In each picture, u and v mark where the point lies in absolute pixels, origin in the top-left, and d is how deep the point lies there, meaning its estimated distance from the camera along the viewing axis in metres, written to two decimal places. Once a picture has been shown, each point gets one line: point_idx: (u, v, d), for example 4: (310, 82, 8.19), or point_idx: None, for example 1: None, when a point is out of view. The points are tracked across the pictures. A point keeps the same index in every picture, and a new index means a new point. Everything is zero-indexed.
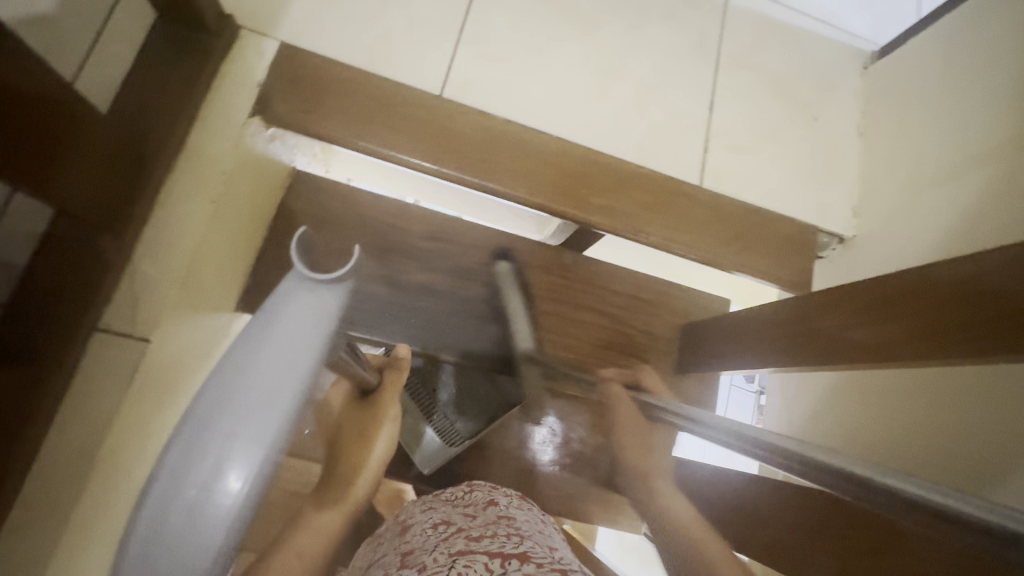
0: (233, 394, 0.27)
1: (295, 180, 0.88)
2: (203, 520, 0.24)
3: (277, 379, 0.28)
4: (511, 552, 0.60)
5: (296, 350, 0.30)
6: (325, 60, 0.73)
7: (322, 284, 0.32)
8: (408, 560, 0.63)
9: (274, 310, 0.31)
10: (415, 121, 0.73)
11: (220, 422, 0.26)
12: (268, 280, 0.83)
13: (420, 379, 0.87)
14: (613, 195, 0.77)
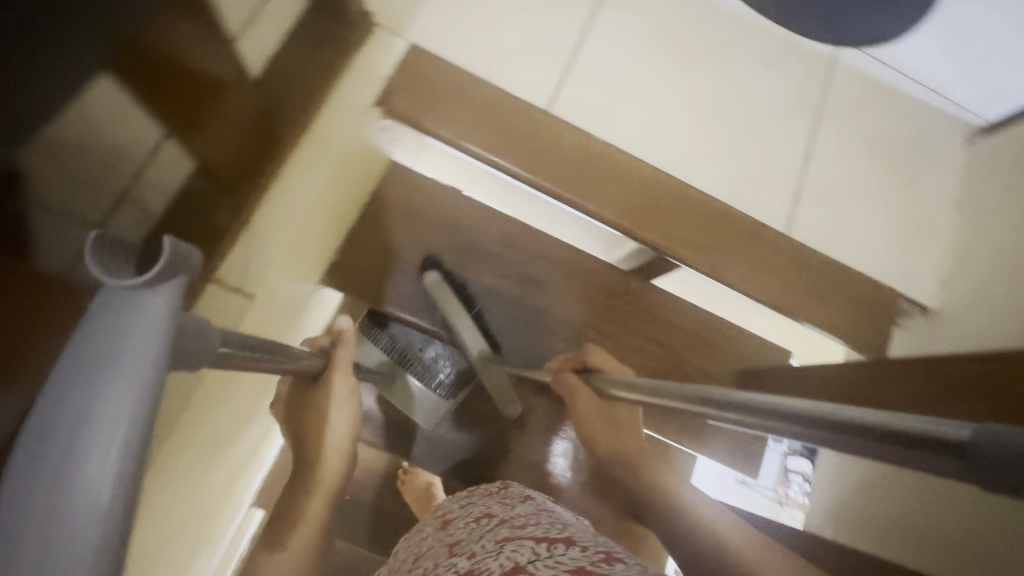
0: (40, 483, 0.17)
1: (388, 170, 0.92)
2: None
3: (111, 444, 0.17)
4: (557, 536, 0.60)
5: (132, 376, 0.19)
6: (444, 64, 0.77)
7: (144, 280, 0.20)
8: (456, 550, 0.65)
9: (93, 329, 0.19)
10: (518, 132, 0.77)
11: (28, 508, 0.16)
12: None
13: (400, 345, 0.91)
14: (696, 230, 0.78)
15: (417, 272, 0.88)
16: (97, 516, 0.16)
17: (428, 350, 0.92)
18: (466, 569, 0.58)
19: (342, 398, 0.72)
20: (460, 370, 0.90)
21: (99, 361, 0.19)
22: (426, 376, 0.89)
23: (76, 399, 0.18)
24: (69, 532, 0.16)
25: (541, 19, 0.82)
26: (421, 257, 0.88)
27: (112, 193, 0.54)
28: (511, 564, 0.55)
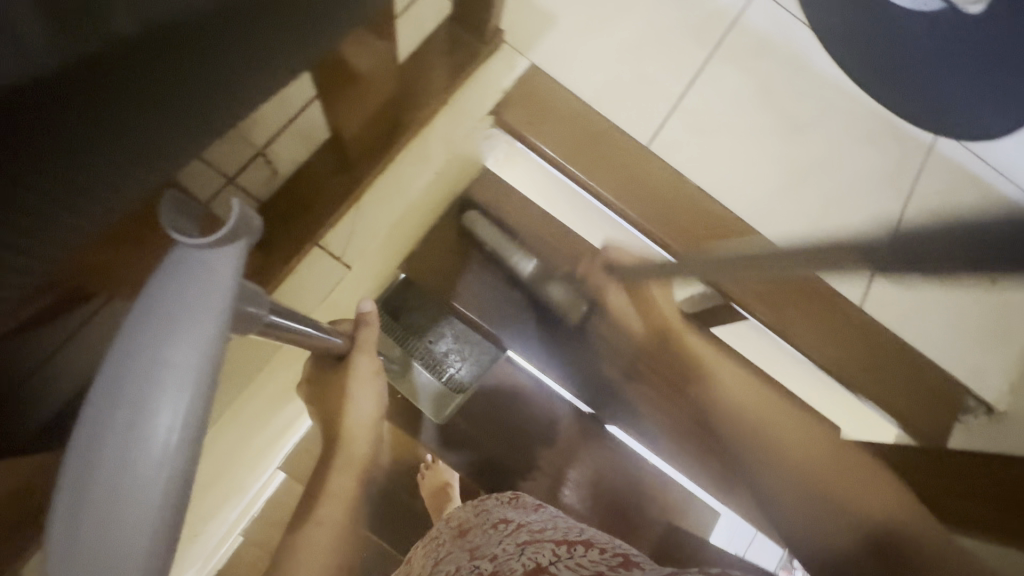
0: (128, 391, 0.24)
1: (480, 174, 0.97)
2: (125, 505, 0.22)
3: (183, 367, 0.25)
4: (575, 539, 0.62)
5: (198, 315, 0.26)
6: (559, 89, 0.82)
7: (215, 241, 0.28)
8: (477, 552, 0.66)
9: (163, 277, 0.27)
10: (616, 161, 0.82)
11: (120, 404, 0.23)
12: (431, 249, 0.97)
13: (413, 335, 0.99)
14: (770, 285, 0.81)
15: (494, 280, 0.98)
16: (177, 407, 0.24)
17: (439, 344, 1.00)
18: (489, 571, 0.59)
19: (366, 379, 0.72)
20: (471, 365, 1.02)
21: (171, 305, 0.26)
22: (437, 369, 1.00)
23: (144, 334, 0.25)
24: (157, 428, 0.23)
25: (655, 60, 0.87)
26: (500, 267, 0.99)
27: (253, 147, 0.62)
28: (533, 564, 0.56)
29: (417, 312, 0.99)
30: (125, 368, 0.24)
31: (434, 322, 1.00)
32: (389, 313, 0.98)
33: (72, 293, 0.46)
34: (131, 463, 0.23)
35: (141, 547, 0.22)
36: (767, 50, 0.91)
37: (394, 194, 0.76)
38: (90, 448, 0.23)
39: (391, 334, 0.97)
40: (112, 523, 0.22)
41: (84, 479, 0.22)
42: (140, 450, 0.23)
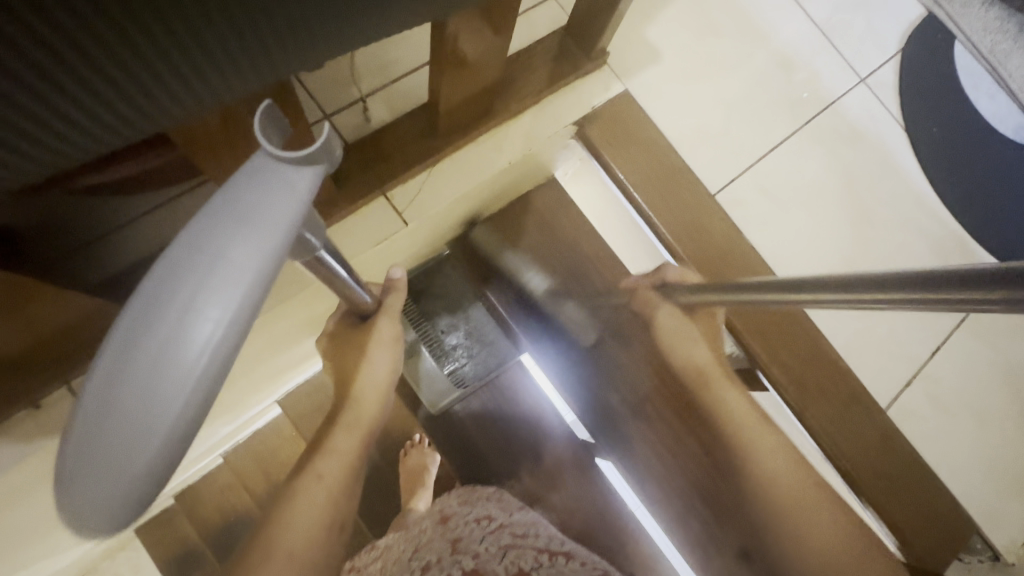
0: (186, 279, 0.25)
1: (547, 182, 1.02)
2: (165, 378, 0.23)
3: (241, 271, 0.26)
4: (555, 549, 0.70)
5: (270, 221, 0.28)
6: (648, 120, 0.85)
7: (298, 158, 0.30)
8: (459, 546, 0.70)
9: (240, 179, 0.28)
10: (682, 201, 0.83)
11: (178, 286, 0.24)
12: (482, 237, 1.02)
13: (427, 321, 1.05)
14: (798, 360, 0.80)
15: (531, 282, 1.01)
16: (230, 305, 0.25)
17: (449, 336, 1.06)
18: (471, 567, 0.64)
19: (386, 344, 0.76)
20: (474, 365, 1.07)
21: (246, 205, 0.27)
22: (443, 357, 1.06)
23: (216, 229, 0.26)
24: (202, 322, 0.24)
25: (743, 119, 0.89)
26: (539, 272, 1.01)
27: (355, 96, 0.74)
28: (516, 568, 0.63)
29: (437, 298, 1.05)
30: (192, 251, 0.26)
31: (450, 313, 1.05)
32: (412, 293, 1.05)
33: (183, 151, 0.51)
34: (172, 347, 0.23)
35: (162, 429, 0.23)
36: (855, 139, 0.92)
37: (465, 169, 0.78)
38: (140, 323, 0.24)
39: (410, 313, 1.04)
40: (143, 399, 0.23)
41: (128, 350, 0.23)
42: (183, 339, 0.24)
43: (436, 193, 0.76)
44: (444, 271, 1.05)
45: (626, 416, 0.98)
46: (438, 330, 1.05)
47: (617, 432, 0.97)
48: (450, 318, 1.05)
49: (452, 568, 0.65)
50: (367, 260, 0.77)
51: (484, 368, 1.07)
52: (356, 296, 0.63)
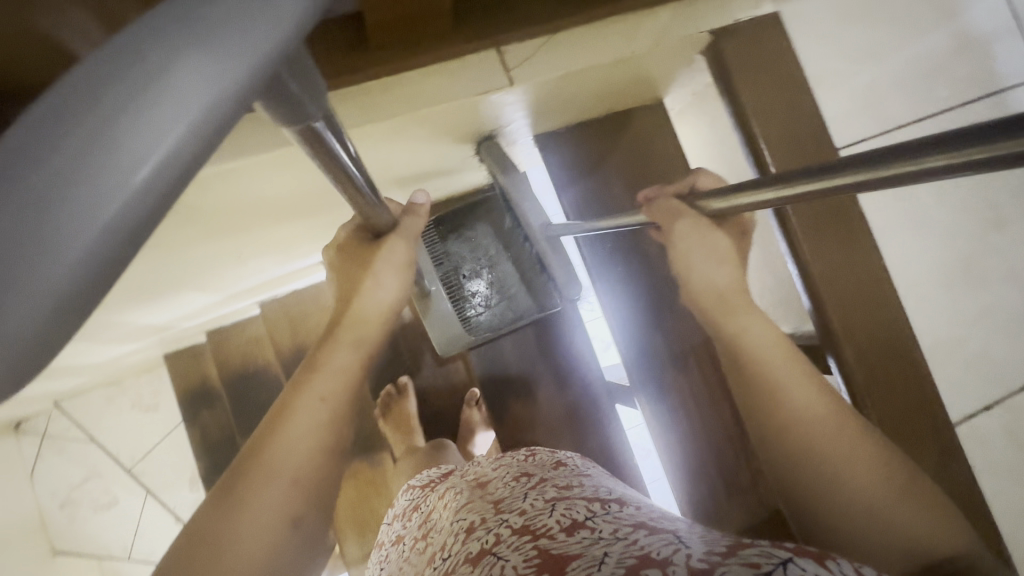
0: (104, 99, 0.17)
1: (656, 104, 0.96)
2: (57, 232, 0.16)
3: (179, 99, 0.18)
4: (603, 498, 0.68)
5: (242, 38, 0.19)
6: (789, 54, 0.78)
7: None
8: (502, 507, 0.70)
9: None
10: (801, 148, 0.78)
11: (86, 111, 0.17)
12: (574, 141, 0.96)
13: (453, 263, 1.10)
14: (876, 347, 0.74)
15: (609, 200, 0.96)
16: (161, 146, 0.17)
17: (471, 282, 1.11)
18: (520, 524, 0.63)
19: (397, 267, 0.68)
20: (491, 315, 1.11)
21: (212, 16, 0.19)
22: (464, 300, 1.10)
23: (156, 44, 0.18)
24: (120, 159, 0.17)
25: (895, 81, 0.80)
26: (619, 194, 0.96)
27: None
28: (569, 521, 0.61)
29: (463, 240, 1.11)
30: (119, 63, 0.18)
31: (476, 259, 1.11)
32: (443, 233, 1.11)
33: None
34: (65, 193, 0.16)
35: (45, 298, 0.16)
36: None
37: (589, 50, 0.73)
38: (13, 158, 0.16)
39: (438, 253, 1.10)
40: (17, 258, 0.16)
41: (2, 185, 0.16)
42: (93, 183, 0.16)
43: (554, 60, 0.72)
44: (476, 219, 1.12)
45: (666, 362, 0.95)
46: (458, 269, 1.10)
47: (653, 375, 0.95)
48: (474, 263, 1.10)
49: (499, 527, 0.64)
50: (457, 109, 0.74)
51: (503, 315, 1.11)
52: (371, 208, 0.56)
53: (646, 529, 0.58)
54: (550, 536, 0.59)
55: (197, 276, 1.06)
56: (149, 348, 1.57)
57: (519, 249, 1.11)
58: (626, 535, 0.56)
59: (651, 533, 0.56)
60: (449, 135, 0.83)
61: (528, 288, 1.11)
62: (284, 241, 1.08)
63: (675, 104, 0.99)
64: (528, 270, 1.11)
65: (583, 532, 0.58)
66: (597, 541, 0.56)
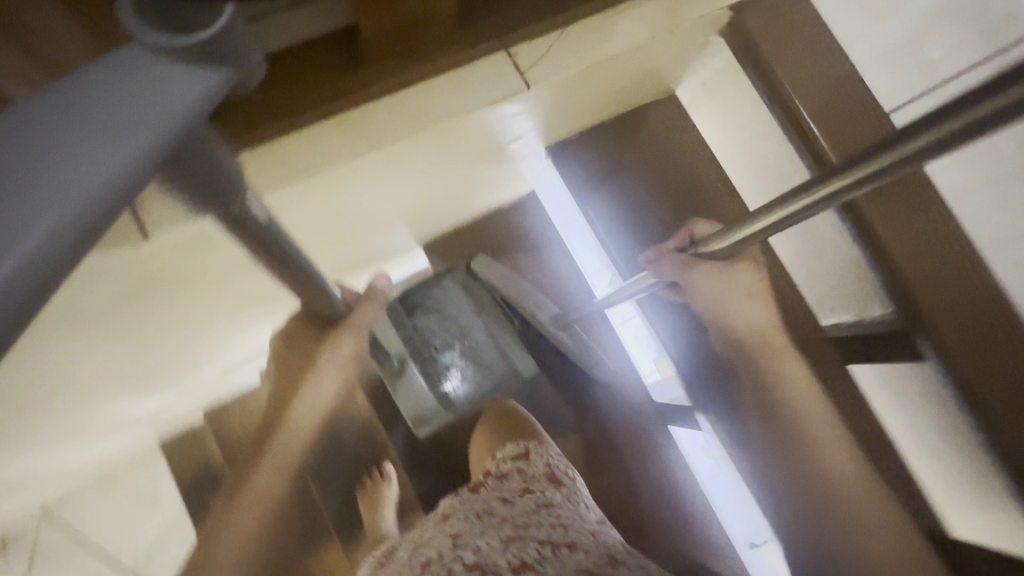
0: None
1: (668, 96, 0.89)
2: None
3: (64, 176, 0.22)
4: (560, 539, 0.62)
5: (131, 117, 0.24)
6: (815, 19, 0.72)
7: (182, 49, 0.25)
8: (458, 540, 0.65)
9: (102, 70, 0.25)
10: (845, 117, 0.71)
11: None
12: (587, 146, 0.88)
13: (420, 338, 0.94)
14: (970, 322, 0.67)
15: (636, 205, 0.89)
16: (49, 215, 0.21)
17: (444, 355, 0.94)
18: (471, 563, 0.59)
19: (339, 362, 0.74)
20: (471, 388, 0.94)
21: (100, 109, 0.24)
22: (435, 375, 0.94)
23: (50, 127, 0.23)
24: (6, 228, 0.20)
25: None
26: (645, 196, 0.88)
27: None
28: (519, 562, 0.58)
29: (428, 304, 0.96)
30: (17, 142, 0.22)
31: (445, 330, 0.95)
32: (407, 307, 0.95)
33: None
34: None
35: None
36: None
37: (604, 42, 0.66)
38: None
39: (401, 330, 0.95)
40: None
41: None
42: None
43: (568, 57, 0.65)
44: (441, 285, 0.97)
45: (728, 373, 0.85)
46: (425, 336, 0.94)
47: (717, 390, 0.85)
48: (444, 335, 0.95)
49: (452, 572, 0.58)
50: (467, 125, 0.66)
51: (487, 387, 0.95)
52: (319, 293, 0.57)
53: (593, 574, 0.56)
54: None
55: (194, 350, 0.95)
56: (145, 436, 1.44)
57: (491, 310, 0.98)
58: None
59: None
60: (458, 156, 0.75)
61: (506, 353, 0.96)
62: (286, 297, 0.97)
63: (683, 98, 0.92)
64: (505, 331, 0.97)
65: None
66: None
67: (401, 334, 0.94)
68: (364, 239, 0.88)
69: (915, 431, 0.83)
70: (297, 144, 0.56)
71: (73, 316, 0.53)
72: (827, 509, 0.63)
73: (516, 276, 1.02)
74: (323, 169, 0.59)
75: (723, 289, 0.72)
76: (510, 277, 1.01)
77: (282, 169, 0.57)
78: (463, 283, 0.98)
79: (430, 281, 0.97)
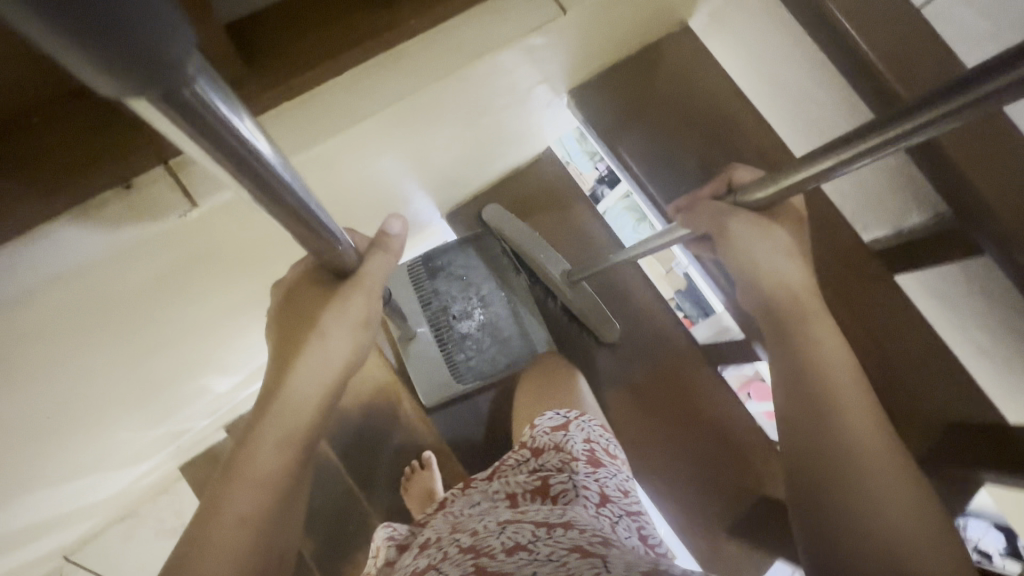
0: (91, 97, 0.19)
1: (681, 30, 0.86)
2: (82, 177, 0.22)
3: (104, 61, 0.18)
4: (556, 520, 0.60)
5: None
6: None
7: None
8: (459, 526, 0.64)
9: None
10: None
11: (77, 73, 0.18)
12: (607, 91, 0.85)
13: (439, 305, 0.97)
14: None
15: (663, 146, 0.87)
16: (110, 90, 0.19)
17: (461, 323, 0.97)
18: (468, 543, 0.58)
19: (351, 323, 0.58)
20: (482, 360, 0.96)
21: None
22: (448, 342, 0.97)
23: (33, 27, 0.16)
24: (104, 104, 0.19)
25: None
26: (671, 134, 0.87)
27: None
28: (512, 541, 0.55)
29: (450, 269, 0.98)
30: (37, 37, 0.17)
31: (464, 298, 0.97)
32: (429, 270, 0.98)
33: None
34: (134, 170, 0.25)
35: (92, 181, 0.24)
36: None
37: None
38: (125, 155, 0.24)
39: (422, 296, 0.97)
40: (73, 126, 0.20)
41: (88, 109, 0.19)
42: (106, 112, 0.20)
43: None
44: (463, 253, 0.99)
45: None
46: (442, 301, 0.97)
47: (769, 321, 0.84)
48: (461, 303, 0.97)
49: (448, 546, 0.60)
50: (496, 69, 0.62)
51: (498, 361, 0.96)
52: (328, 242, 0.47)
53: (583, 552, 0.52)
54: (489, 557, 0.53)
55: (220, 351, 0.90)
56: (166, 463, 1.37)
57: (511, 282, 1.00)
58: (560, 556, 0.51)
59: (583, 556, 0.51)
60: (478, 107, 0.69)
61: (522, 326, 0.98)
62: None
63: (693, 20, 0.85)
64: (523, 304, 0.98)
65: (521, 554, 0.53)
66: (533, 560, 0.51)
67: (421, 296, 0.97)
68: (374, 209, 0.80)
69: (968, 336, 0.83)
70: (331, 90, 0.50)
71: (90, 284, 0.48)
72: (829, 485, 0.52)
73: (537, 239, 1.00)
74: (353, 117, 0.53)
75: (761, 240, 0.62)
76: (531, 238, 0.99)
77: (311, 120, 0.51)
78: (486, 252, 1.00)
79: (457, 245, 0.99)
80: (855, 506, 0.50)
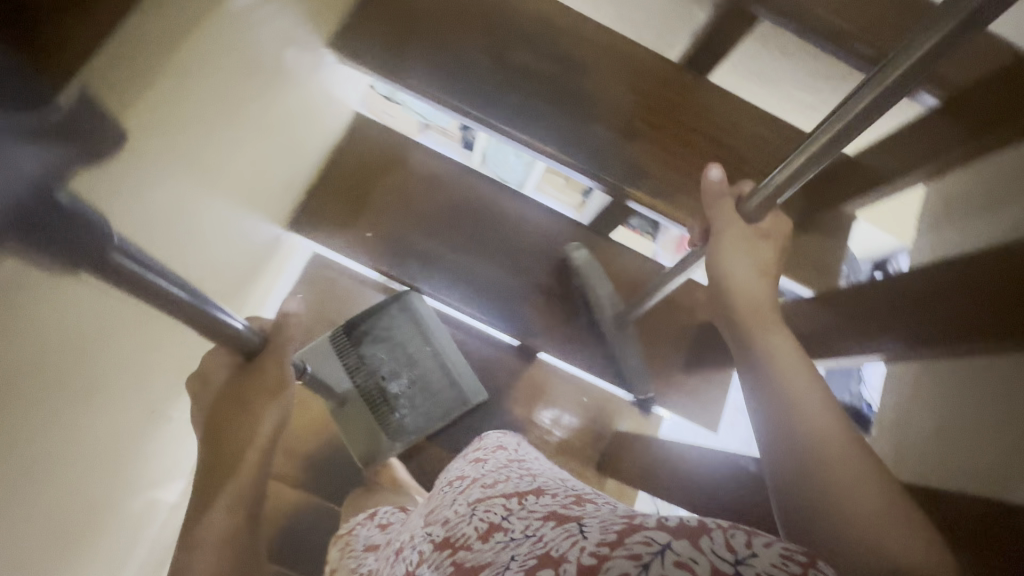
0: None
1: None
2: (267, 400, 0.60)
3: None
4: (527, 489, 0.59)
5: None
6: None
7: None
8: (431, 517, 0.64)
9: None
10: None
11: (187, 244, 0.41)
12: (372, 24, 0.81)
13: (365, 370, 0.89)
14: None
15: (450, 47, 0.82)
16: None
17: (393, 384, 0.90)
18: (442, 537, 0.58)
19: (274, 398, 0.56)
20: (418, 416, 0.90)
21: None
22: (383, 408, 0.89)
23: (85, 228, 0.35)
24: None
25: None
26: (452, 33, 0.82)
27: None
28: (485, 524, 0.54)
29: (374, 331, 0.91)
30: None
31: (393, 357, 0.90)
32: (351, 337, 0.90)
33: None
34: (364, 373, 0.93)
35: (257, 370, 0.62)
36: None
37: None
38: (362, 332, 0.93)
39: (347, 363, 0.90)
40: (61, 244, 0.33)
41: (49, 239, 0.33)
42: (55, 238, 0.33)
43: None
44: (390, 313, 0.92)
45: (622, 144, 0.83)
46: (368, 365, 0.89)
47: (625, 163, 0.83)
48: (394, 363, 0.90)
49: (422, 543, 0.61)
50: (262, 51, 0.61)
51: (435, 415, 0.90)
52: (232, 337, 0.51)
53: (559, 518, 0.48)
54: (465, 548, 0.53)
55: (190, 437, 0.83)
56: None
57: (441, 338, 0.94)
58: (535, 530, 0.47)
59: (556, 525, 0.45)
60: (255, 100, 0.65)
61: (459, 375, 0.93)
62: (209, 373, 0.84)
63: None
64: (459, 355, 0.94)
65: (497, 536, 0.51)
66: (508, 542, 0.48)
67: (347, 363, 0.89)
68: (218, 255, 0.72)
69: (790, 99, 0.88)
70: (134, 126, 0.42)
71: None
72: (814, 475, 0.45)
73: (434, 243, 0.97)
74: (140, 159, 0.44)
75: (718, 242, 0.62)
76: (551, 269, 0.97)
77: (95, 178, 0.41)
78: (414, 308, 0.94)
79: (384, 306, 0.92)
80: (827, 491, 0.44)
